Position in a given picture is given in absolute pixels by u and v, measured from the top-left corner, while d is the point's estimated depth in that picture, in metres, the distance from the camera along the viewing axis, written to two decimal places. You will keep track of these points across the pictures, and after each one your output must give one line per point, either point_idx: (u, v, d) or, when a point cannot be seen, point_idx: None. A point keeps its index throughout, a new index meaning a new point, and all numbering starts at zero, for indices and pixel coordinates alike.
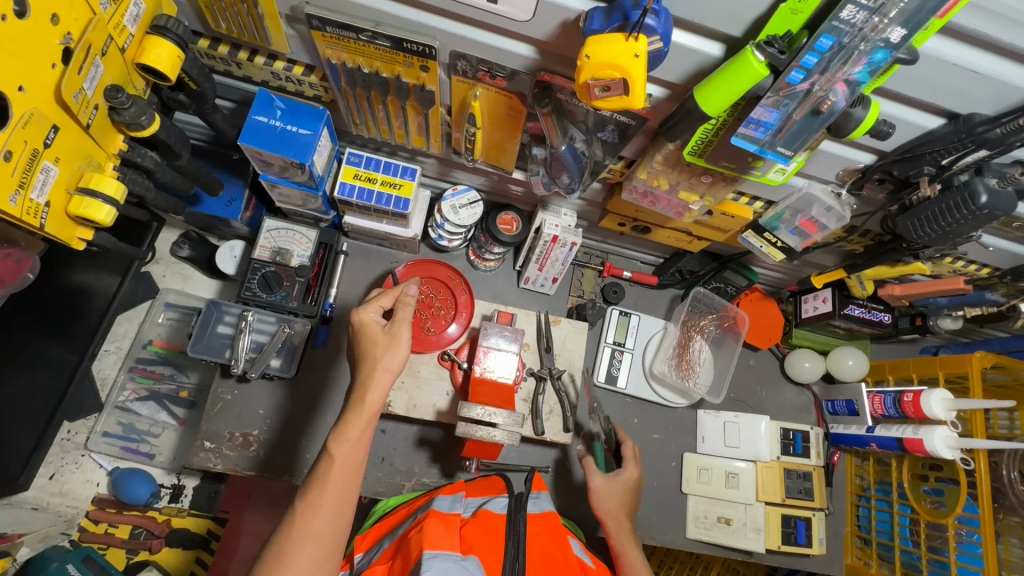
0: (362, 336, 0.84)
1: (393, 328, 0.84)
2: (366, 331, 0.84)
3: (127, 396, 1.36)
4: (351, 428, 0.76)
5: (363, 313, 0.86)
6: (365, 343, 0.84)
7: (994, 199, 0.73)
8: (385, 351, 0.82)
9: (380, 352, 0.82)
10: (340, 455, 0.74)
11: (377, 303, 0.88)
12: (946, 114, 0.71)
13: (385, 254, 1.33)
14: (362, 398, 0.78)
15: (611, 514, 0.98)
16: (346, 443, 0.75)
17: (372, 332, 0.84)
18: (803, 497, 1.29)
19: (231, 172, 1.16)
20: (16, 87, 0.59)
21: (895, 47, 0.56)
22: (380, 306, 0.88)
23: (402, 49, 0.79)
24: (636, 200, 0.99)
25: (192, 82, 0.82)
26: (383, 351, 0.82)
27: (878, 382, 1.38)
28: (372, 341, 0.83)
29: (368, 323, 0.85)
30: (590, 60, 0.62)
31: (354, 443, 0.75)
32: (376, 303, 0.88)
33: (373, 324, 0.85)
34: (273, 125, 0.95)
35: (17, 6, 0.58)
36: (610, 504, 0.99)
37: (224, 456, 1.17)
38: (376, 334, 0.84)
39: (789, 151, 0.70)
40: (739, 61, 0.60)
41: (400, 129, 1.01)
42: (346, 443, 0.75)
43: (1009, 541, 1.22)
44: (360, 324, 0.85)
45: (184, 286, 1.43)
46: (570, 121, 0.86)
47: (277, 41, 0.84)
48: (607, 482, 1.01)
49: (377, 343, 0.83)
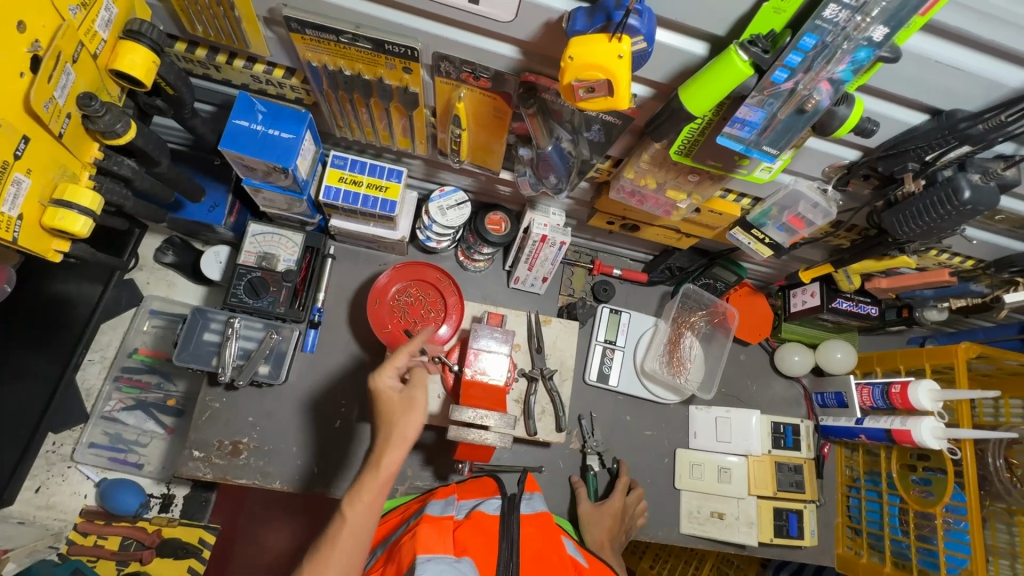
0: (380, 401, 0.81)
1: (411, 395, 0.81)
2: (383, 400, 0.80)
3: (113, 406, 1.34)
4: (366, 490, 0.75)
5: (379, 377, 0.82)
6: (382, 409, 0.80)
7: (978, 194, 0.73)
8: (403, 418, 0.79)
9: (398, 419, 0.79)
10: (352, 518, 0.74)
11: (393, 366, 0.83)
12: (929, 109, 0.71)
13: (373, 256, 1.32)
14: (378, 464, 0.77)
15: (596, 542, 1.15)
16: (359, 506, 0.74)
17: (392, 400, 0.80)
18: (794, 489, 1.30)
19: (214, 178, 1.14)
20: None
21: (878, 46, 0.56)
22: (397, 368, 0.84)
23: (383, 51, 0.77)
24: (623, 199, 0.99)
25: (169, 86, 0.81)
26: (401, 419, 0.79)
27: (866, 373, 1.39)
28: (391, 411, 0.80)
29: (386, 389, 0.81)
30: (573, 61, 0.62)
31: (367, 507, 0.75)
32: (393, 366, 0.83)
33: (391, 391, 0.81)
34: (255, 129, 0.93)
35: None
36: (596, 533, 1.16)
37: (213, 465, 1.15)
38: (394, 403, 0.80)
39: (774, 150, 0.70)
40: (723, 61, 0.60)
41: (384, 130, 1.00)
42: (358, 504, 0.74)
43: (995, 526, 1.25)
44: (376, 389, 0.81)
45: (169, 292, 1.40)
46: (556, 121, 0.85)
47: (255, 44, 0.82)
48: (594, 513, 1.18)
49: (398, 412, 0.80)
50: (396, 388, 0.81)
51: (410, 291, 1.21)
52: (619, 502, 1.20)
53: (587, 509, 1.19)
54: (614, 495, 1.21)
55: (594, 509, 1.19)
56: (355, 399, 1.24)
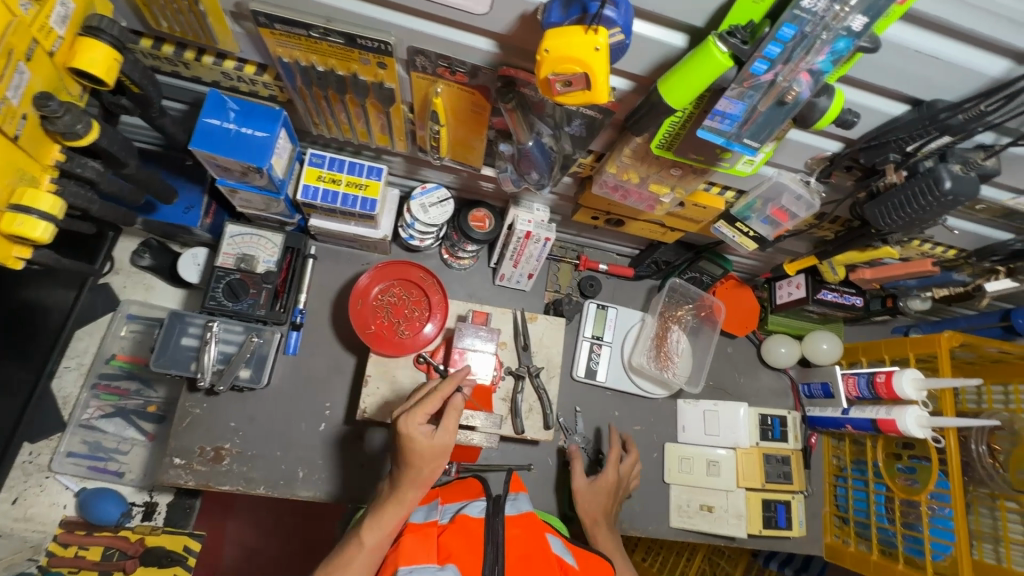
0: (408, 445, 0.81)
1: (442, 442, 0.82)
2: (412, 446, 0.80)
3: (91, 414, 1.30)
4: (388, 517, 0.81)
5: (411, 422, 0.81)
6: (409, 453, 0.81)
7: (958, 185, 0.73)
8: (430, 463, 0.82)
9: (425, 464, 0.81)
10: (370, 543, 0.79)
11: (424, 411, 0.82)
12: (910, 100, 0.70)
13: (356, 256, 1.30)
14: (399, 499, 0.82)
15: (591, 516, 1.10)
16: (377, 531, 0.80)
17: (421, 445, 0.80)
18: (782, 481, 1.31)
19: (188, 178, 1.11)
20: None
21: (858, 36, 0.55)
22: (426, 413, 0.83)
23: (356, 46, 0.75)
24: (607, 194, 0.97)
25: (134, 85, 0.78)
26: (427, 463, 0.81)
27: (852, 364, 1.40)
28: (419, 457, 0.80)
29: (414, 435, 0.81)
30: (549, 54, 0.60)
31: (385, 533, 0.80)
32: (424, 411, 0.82)
33: (421, 437, 0.81)
34: (226, 128, 0.90)
35: None
36: (590, 507, 1.11)
37: (195, 472, 1.13)
38: (424, 449, 0.80)
39: (755, 143, 0.69)
40: (702, 52, 0.59)
41: (362, 128, 0.98)
42: (378, 530, 0.80)
43: (979, 511, 1.27)
44: (406, 435, 0.80)
45: (147, 296, 1.37)
46: (536, 116, 0.84)
47: (224, 40, 0.80)
48: (588, 487, 1.13)
49: (426, 457, 0.81)
50: (426, 434, 0.81)
51: (393, 291, 1.18)
52: (614, 475, 1.15)
53: (581, 482, 1.13)
54: (609, 467, 1.16)
55: (588, 483, 1.14)
56: (340, 401, 1.22)
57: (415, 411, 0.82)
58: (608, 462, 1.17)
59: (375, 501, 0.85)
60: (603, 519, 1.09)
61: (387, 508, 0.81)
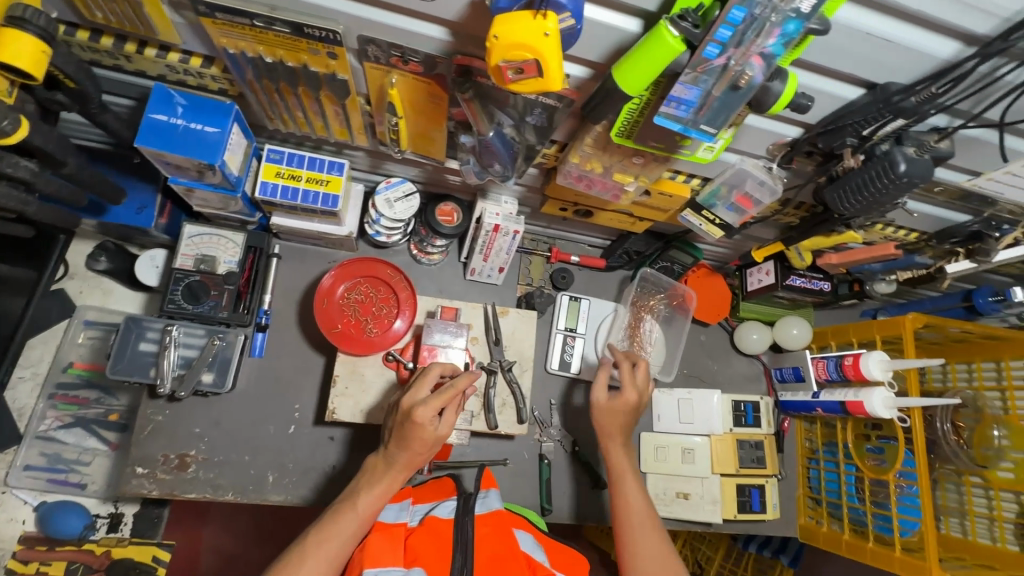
0: (414, 433, 0.84)
1: (442, 435, 0.86)
2: (419, 434, 0.83)
3: (49, 425, 1.26)
4: (383, 485, 0.86)
5: (424, 415, 0.83)
6: (411, 439, 0.84)
7: (913, 166, 0.73)
8: (424, 451, 0.86)
9: (418, 447, 0.85)
10: (363, 511, 0.84)
11: (439, 405, 0.84)
12: (864, 83, 0.70)
13: (322, 254, 1.26)
14: (392, 476, 0.86)
15: (605, 431, 1.06)
16: (371, 496, 0.85)
17: (426, 432, 0.84)
18: (756, 465, 1.32)
19: (140, 178, 1.07)
20: None
21: (807, 17, 0.54)
22: (439, 407, 0.84)
23: (304, 35, 0.72)
24: (571, 184, 0.96)
25: (68, 79, 0.74)
26: (421, 452, 0.86)
27: (822, 348, 1.42)
28: (419, 442, 0.84)
29: (421, 422, 0.83)
30: (498, 41, 0.58)
31: (377, 497, 0.85)
32: (437, 405, 0.84)
33: (429, 426, 0.84)
34: (174, 124, 0.87)
35: None
36: (605, 421, 1.06)
37: (159, 481, 1.10)
38: (427, 437, 0.84)
39: (712, 129, 0.68)
40: (653, 36, 0.58)
41: (319, 121, 0.94)
42: (373, 492, 0.85)
43: (946, 487, 1.33)
44: (417, 423, 0.83)
45: (105, 301, 1.32)
46: (496, 106, 0.82)
47: (164, 31, 0.76)
48: (606, 401, 1.06)
49: (427, 442, 0.85)
50: (433, 426, 0.85)
51: (360, 289, 1.16)
52: (632, 396, 1.05)
53: (600, 394, 1.07)
54: (629, 384, 1.06)
55: (606, 399, 1.06)
56: (309, 403, 1.20)
57: (432, 402, 0.84)
58: (628, 375, 1.07)
59: (370, 471, 0.88)
60: (619, 438, 1.05)
61: (383, 479, 0.86)
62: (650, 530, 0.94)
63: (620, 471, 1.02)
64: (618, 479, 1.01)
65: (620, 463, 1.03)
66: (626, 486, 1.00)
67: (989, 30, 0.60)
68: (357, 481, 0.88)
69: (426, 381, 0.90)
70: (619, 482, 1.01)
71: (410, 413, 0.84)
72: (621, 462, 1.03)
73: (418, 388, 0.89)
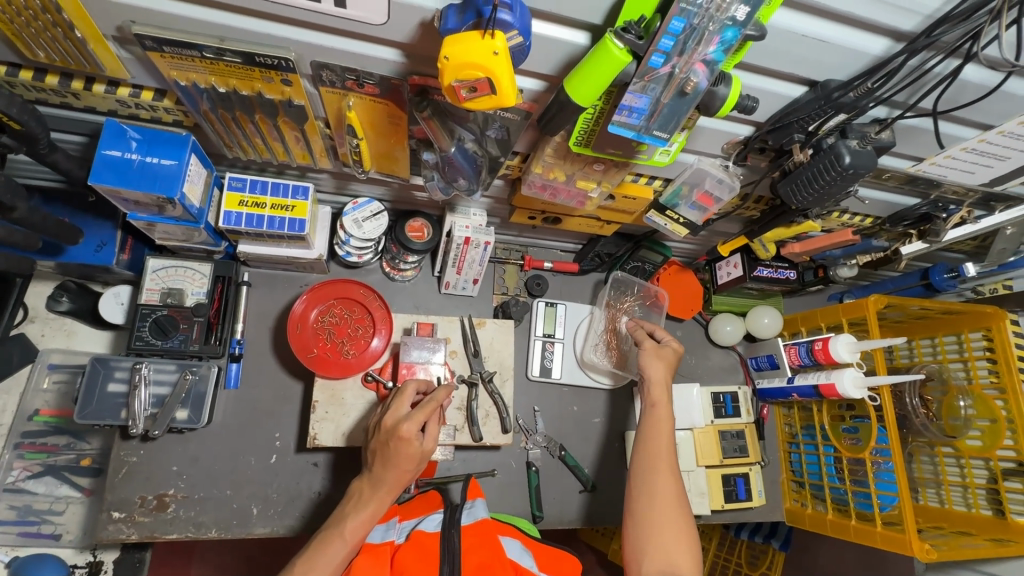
0: (404, 450, 0.84)
1: (428, 451, 0.86)
2: (406, 450, 0.83)
3: (17, 476, 1.20)
4: (370, 509, 0.85)
5: (411, 429, 0.83)
6: (401, 456, 0.84)
7: (858, 158, 0.76)
8: (413, 469, 0.86)
9: (401, 465, 0.84)
10: (352, 536, 0.83)
11: (422, 418, 0.85)
12: (806, 81, 0.73)
13: (293, 279, 1.25)
14: (379, 499, 0.85)
15: (654, 378, 1.05)
16: (360, 515, 0.84)
17: (411, 448, 0.84)
18: (739, 454, 1.35)
19: (96, 215, 1.04)
20: None
21: (743, 25, 0.57)
22: (421, 421, 0.85)
23: (256, 64, 0.72)
24: (536, 194, 0.97)
25: (13, 122, 0.72)
26: (410, 471, 0.86)
27: (793, 334, 1.47)
28: (402, 458, 0.84)
29: (404, 437, 0.83)
30: (449, 62, 0.59)
31: (363, 519, 0.84)
32: (419, 419, 0.84)
33: (415, 441, 0.84)
34: (129, 159, 0.85)
35: None
36: (657, 370, 1.06)
37: (138, 524, 1.07)
38: (413, 453, 0.84)
39: (664, 134, 0.71)
40: (600, 50, 0.59)
41: (280, 147, 0.94)
42: (360, 517, 0.84)
43: (920, 459, 1.38)
44: (404, 439, 0.83)
45: (69, 342, 1.29)
46: (456, 123, 0.82)
47: (111, 67, 0.75)
48: (650, 349, 1.10)
49: (413, 459, 0.85)
50: (420, 441, 0.85)
51: (334, 311, 1.15)
52: (676, 351, 1.10)
53: (642, 343, 1.12)
54: (668, 342, 1.12)
55: (654, 347, 1.10)
56: (290, 430, 1.18)
57: (415, 416, 0.85)
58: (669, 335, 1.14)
59: (353, 497, 0.87)
60: (663, 384, 1.05)
61: (370, 501, 0.85)
62: (666, 477, 0.92)
63: (655, 429, 0.99)
64: (651, 427, 1.00)
65: (658, 416, 1.01)
66: (657, 432, 0.99)
67: (913, 27, 0.63)
68: (343, 505, 0.87)
69: (406, 397, 0.91)
70: (649, 430, 1.00)
71: (399, 430, 0.83)
72: (661, 414, 1.01)
73: (398, 405, 0.89)
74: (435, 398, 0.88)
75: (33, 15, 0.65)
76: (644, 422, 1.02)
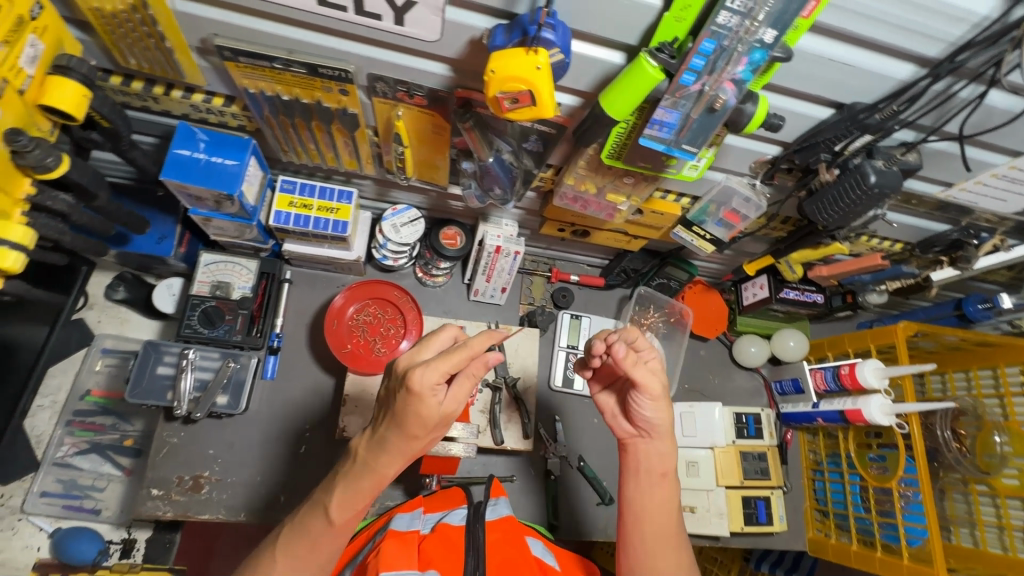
0: (419, 409, 0.67)
1: (451, 412, 0.70)
2: (417, 408, 0.66)
3: (66, 451, 1.28)
4: (359, 489, 0.74)
5: (427, 384, 0.66)
6: (419, 417, 0.68)
7: (883, 178, 0.79)
8: (430, 433, 0.71)
9: (411, 424, 0.68)
10: (337, 518, 0.75)
11: (445, 369, 0.66)
12: (833, 104, 0.76)
13: (331, 279, 1.31)
14: (377, 470, 0.73)
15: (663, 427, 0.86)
16: (348, 495, 0.74)
17: (425, 407, 0.67)
18: (760, 477, 1.34)
19: (160, 210, 1.13)
20: None
21: (770, 47, 0.61)
22: (445, 372, 0.67)
23: (318, 75, 0.79)
24: (568, 206, 1.02)
25: (103, 119, 0.81)
26: (428, 433, 0.71)
27: (820, 359, 1.45)
28: (416, 419, 0.68)
29: (422, 391, 0.66)
30: (495, 75, 0.65)
31: (353, 503, 0.75)
32: (442, 370, 0.66)
33: (429, 399, 0.67)
34: (197, 158, 0.93)
35: None
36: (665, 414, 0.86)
37: (173, 502, 1.12)
38: (426, 413, 0.67)
39: (693, 148, 0.74)
40: (635, 68, 0.64)
41: (331, 154, 1.01)
42: (345, 496, 0.74)
43: (952, 497, 1.31)
44: (417, 395, 0.66)
45: (122, 329, 1.37)
46: (495, 134, 0.88)
47: (191, 75, 0.83)
48: (663, 394, 0.85)
49: (426, 421, 0.68)
50: (437, 399, 0.68)
51: (368, 310, 1.21)
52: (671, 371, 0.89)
53: (654, 389, 0.83)
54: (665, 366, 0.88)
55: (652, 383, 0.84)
56: (320, 422, 1.23)
57: (435, 365, 0.67)
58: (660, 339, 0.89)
59: (359, 465, 0.74)
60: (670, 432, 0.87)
61: (364, 475, 0.74)
62: (673, 557, 0.81)
63: (661, 508, 0.84)
64: (652, 487, 0.85)
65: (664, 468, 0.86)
66: (659, 490, 0.85)
67: (938, 53, 0.66)
68: (343, 474, 0.75)
69: (437, 340, 0.73)
70: (645, 490, 0.85)
71: (411, 386, 0.66)
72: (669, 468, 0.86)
73: (421, 347, 0.72)
74: (473, 343, 0.69)
75: (133, 26, 0.73)
76: (640, 473, 0.86)
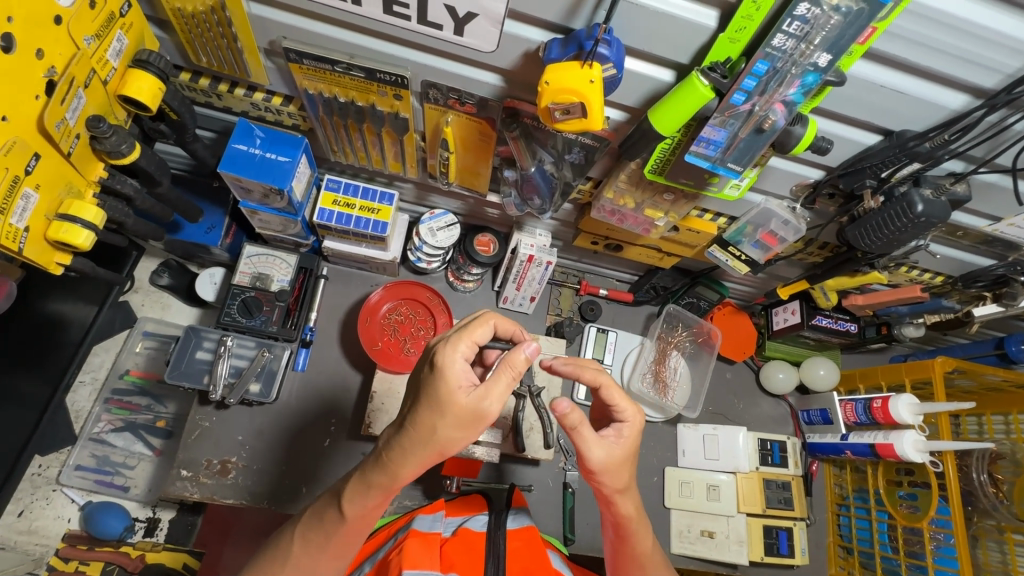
0: (438, 384, 0.67)
1: (480, 406, 0.67)
2: (441, 384, 0.67)
3: (101, 428, 1.33)
4: (378, 494, 0.73)
5: (449, 356, 0.67)
6: (440, 395, 0.67)
7: (930, 207, 0.78)
8: (453, 427, 0.68)
9: (435, 410, 0.67)
10: (351, 515, 0.74)
11: (471, 339, 0.69)
12: (881, 131, 0.76)
13: (365, 278, 1.35)
14: (393, 470, 0.71)
15: (619, 489, 0.79)
16: (360, 498, 0.73)
17: (451, 387, 0.66)
18: (783, 507, 1.30)
19: (212, 201, 1.18)
20: (56, 123, 0.69)
21: (824, 71, 0.62)
22: (472, 346, 0.69)
23: (375, 79, 0.83)
24: (605, 218, 1.04)
25: (172, 112, 0.86)
26: (450, 425, 0.68)
27: (850, 391, 1.41)
28: (441, 401, 0.67)
29: (449, 368, 0.67)
30: (549, 86, 0.67)
31: (368, 507, 0.74)
32: (469, 340, 0.69)
33: (454, 378, 0.67)
34: (253, 153, 0.97)
35: (37, 53, 0.64)
36: (616, 480, 0.78)
37: (200, 485, 1.14)
38: (451, 394, 0.67)
39: (738, 167, 0.75)
40: (686, 85, 0.66)
41: (377, 155, 1.05)
42: (362, 501, 0.73)
43: (986, 545, 1.24)
44: (438, 369, 0.67)
45: (163, 314, 1.42)
46: (539, 145, 0.90)
47: (256, 73, 0.88)
48: (610, 460, 0.76)
49: (449, 406, 0.67)
50: (465, 382, 0.68)
51: (400, 310, 1.24)
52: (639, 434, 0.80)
53: (595, 458, 0.75)
54: (625, 428, 0.79)
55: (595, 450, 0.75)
56: (346, 417, 1.25)
57: (460, 337, 0.69)
58: (626, 398, 0.80)
59: (380, 457, 0.72)
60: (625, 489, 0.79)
61: (382, 473, 0.72)
62: None
63: (634, 562, 0.84)
64: (621, 540, 0.84)
65: (631, 523, 0.82)
66: (630, 542, 0.83)
67: (994, 84, 0.66)
68: (362, 468, 0.75)
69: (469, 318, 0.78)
70: (619, 544, 0.84)
71: (433, 358, 0.68)
72: (634, 522, 0.82)
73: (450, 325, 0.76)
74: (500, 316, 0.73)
75: (209, 27, 0.78)
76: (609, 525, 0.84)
